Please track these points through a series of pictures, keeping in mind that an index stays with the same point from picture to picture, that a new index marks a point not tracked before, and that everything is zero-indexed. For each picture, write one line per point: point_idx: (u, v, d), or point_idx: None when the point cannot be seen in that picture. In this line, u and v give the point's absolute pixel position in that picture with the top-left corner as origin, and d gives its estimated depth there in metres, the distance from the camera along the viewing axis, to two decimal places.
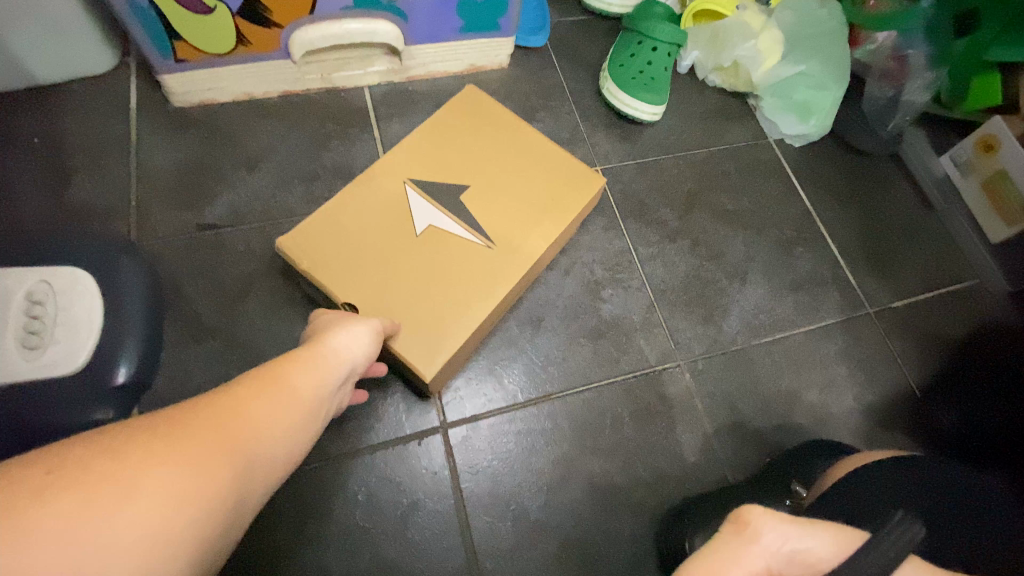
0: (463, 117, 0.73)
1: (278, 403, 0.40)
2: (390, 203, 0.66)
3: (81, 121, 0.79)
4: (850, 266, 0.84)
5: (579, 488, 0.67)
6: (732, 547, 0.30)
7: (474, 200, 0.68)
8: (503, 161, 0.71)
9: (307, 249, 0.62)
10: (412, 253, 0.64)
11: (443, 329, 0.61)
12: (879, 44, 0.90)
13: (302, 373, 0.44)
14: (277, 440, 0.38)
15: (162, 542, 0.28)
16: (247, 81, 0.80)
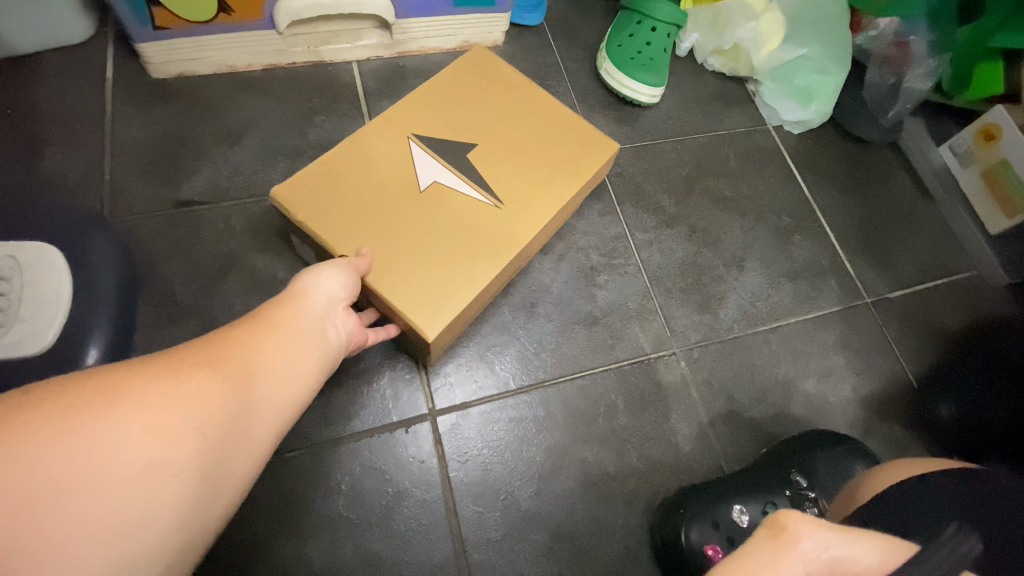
0: (472, 76, 0.71)
1: (274, 335, 0.43)
2: (393, 157, 0.63)
3: (53, 90, 0.75)
4: (848, 255, 0.83)
5: (572, 478, 0.65)
6: (767, 553, 0.29)
7: (482, 161, 0.65)
8: (514, 123, 0.69)
9: (305, 200, 0.59)
10: (416, 209, 0.61)
11: (446, 289, 0.58)
12: (880, 31, 0.88)
13: (299, 308, 0.46)
14: (276, 368, 0.41)
15: (159, 439, 0.31)
16: (230, 52, 0.76)
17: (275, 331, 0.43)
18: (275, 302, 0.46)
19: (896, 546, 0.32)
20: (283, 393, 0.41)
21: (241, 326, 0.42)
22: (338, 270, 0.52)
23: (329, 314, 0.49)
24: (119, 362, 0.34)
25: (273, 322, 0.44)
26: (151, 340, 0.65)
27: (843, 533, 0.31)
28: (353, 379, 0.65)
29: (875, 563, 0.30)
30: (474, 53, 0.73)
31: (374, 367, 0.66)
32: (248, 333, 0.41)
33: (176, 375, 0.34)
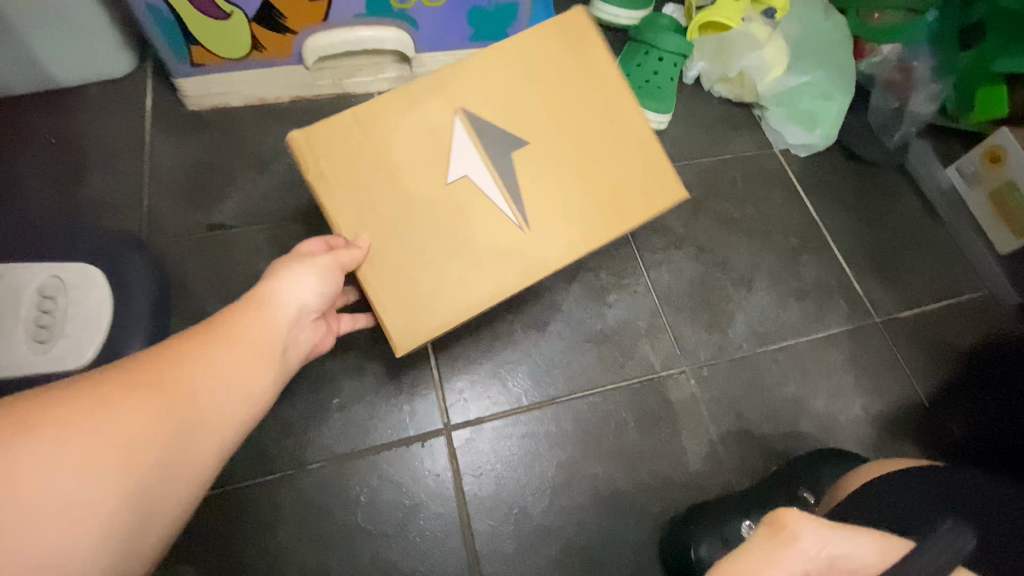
0: (550, 49, 0.57)
1: (230, 348, 0.41)
2: (431, 131, 0.54)
3: (96, 122, 0.81)
4: (856, 274, 0.84)
5: (583, 493, 0.66)
6: (769, 548, 0.31)
7: (529, 169, 0.55)
8: (581, 125, 0.57)
9: (323, 151, 0.52)
10: (437, 210, 0.53)
11: (432, 309, 0.52)
12: (884, 57, 0.91)
13: (262, 316, 0.45)
14: (231, 384, 0.40)
15: (92, 472, 0.31)
16: (260, 85, 0.81)
17: (234, 343, 0.42)
18: (237, 307, 0.45)
19: (890, 541, 0.34)
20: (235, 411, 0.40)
21: (195, 335, 0.41)
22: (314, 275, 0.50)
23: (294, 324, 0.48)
24: (51, 388, 0.32)
25: (231, 333, 0.42)
26: None
27: (841, 530, 0.33)
28: (372, 394, 0.68)
29: (871, 559, 0.33)
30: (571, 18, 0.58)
31: (392, 383, 0.68)
32: (204, 346, 0.40)
33: (113, 402, 0.33)
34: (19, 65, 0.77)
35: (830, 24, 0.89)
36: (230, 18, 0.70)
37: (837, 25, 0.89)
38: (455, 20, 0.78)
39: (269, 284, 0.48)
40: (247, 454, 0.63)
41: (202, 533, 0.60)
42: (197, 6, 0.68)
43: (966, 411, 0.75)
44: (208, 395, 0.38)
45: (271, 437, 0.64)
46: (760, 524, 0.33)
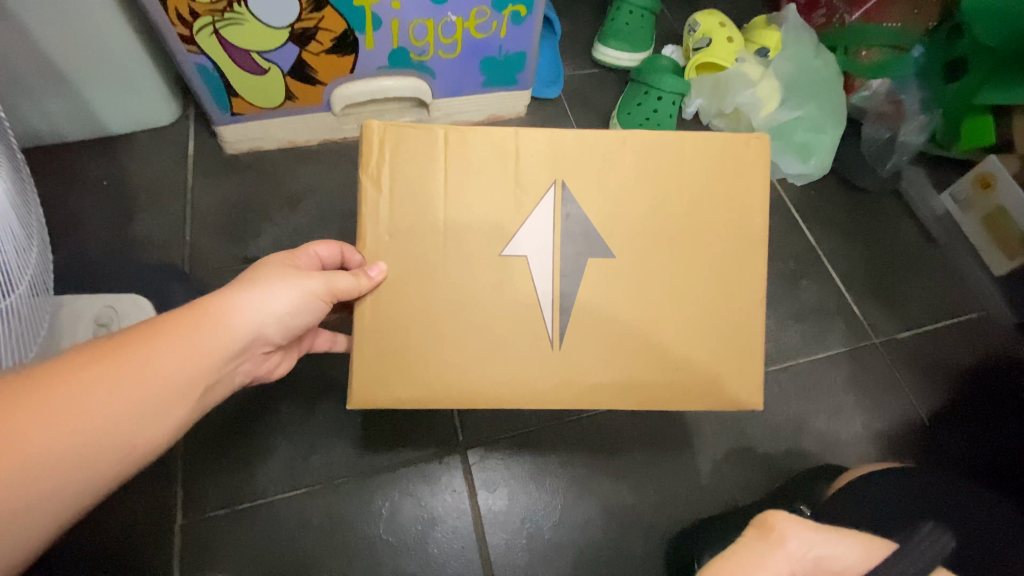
0: (694, 160, 0.51)
1: (128, 388, 0.37)
2: (517, 192, 0.50)
3: (144, 165, 0.89)
4: (854, 297, 0.87)
5: (592, 509, 0.69)
6: (759, 549, 0.34)
7: (604, 290, 0.51)
8: (683, 250, 0.51)
9: (405, 203, 0.49)
10: (483, 295, 0.50)
11: (403, 384, 0.49)
12: (874, 91, 0.95)
13: (188, 345, 0.41)
14: (113, 433, 0.37)
15: None
16: (292, 130, 0.89)
17: (136, 381, 0.38)
18: (163, 327, 0.41)
19: (874, 543, 0.37)
20: (106, 465, 0.37)
21: (93, 363, 0.37)
22: (277, 302, 0.47)
23: (234, 355, 0.44)
24: None
25: (138, 367, 0.38)
26: None
27: (829, 533, 0.36)
28: (393, 415, 0.72)
29: (855, 560, 0.36)
30: (744, 145, 0.52)
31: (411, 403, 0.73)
32: (94, 385, 0.36)
33: None
34: (79, 116, 0.86)
35: (822, 63, 0.95)
36: (267, 73, 0.78)
37: (829, 62, 0.95)
38: (469, 69, 0.85)
39: (220, 302, 0.44)
40: (278, 470, 0.68)
41: (237, 544, 0.65)
42: (239, 64, 0.76)
43: (967, 431, 0.77)
44: (75, 447, 0.35)
45: (300, 454, 0.69)
46: (750, 526, 0.36)
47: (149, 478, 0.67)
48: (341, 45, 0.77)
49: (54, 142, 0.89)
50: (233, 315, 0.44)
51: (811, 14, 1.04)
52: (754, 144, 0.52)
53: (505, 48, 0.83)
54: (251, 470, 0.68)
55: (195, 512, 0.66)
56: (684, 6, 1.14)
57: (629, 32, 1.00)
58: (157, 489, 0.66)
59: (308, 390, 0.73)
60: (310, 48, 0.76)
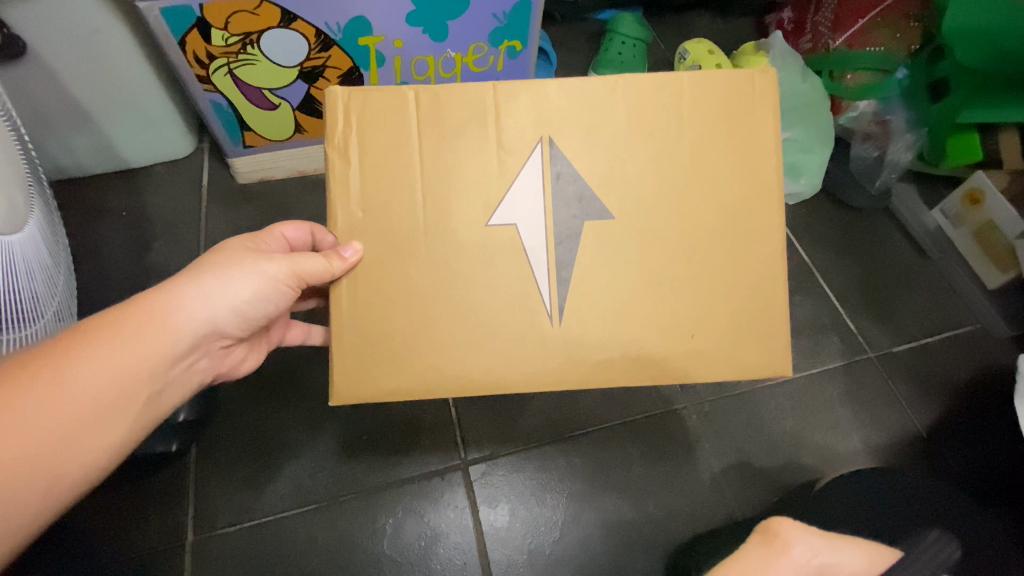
0: (692, 105, 0.51)
1: (58, 409, 0.39)
2: (499, 152, 0.50)
3: (161, 196, 0.94)
4: (849, 311, 0.89)
5: (592, 525, 0.70)
6: (763, 556, 0.36)
7: (612, 250, 0.50)
8: (689, 204, 0.51)
9: (384, 166, 0.49)
10: (474, 265, 0.50)
11: (393, 373, 0.49)
12: (860, 112, 0.98)
13: (125, 357, 0.42)
14: (49, 455, 0.38)
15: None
16: (301, 160, 0.93)
17: (66, 402, 0.39)
18: (97, 341, 0.41)
19: (879, 551, 0.38)
20: (45, 486, 0.38)
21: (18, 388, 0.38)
22: (233, 292, 0.47)
23: (182, 354, 0.45)
24: None
25: (66, 386, 0.39)
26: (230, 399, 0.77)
27: (832, 540, 0.37)
28: (397, 433, 0.74)
29: (861, 567, 0.37)
30: (745, 82, 0.51)
31: (414, 422, 0.75)
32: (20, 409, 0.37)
33: None
34: (101, 152, 0.91)
35: (807, 85, 0.97)
36: (277, 108, 0.83)
37: (814, 85, 0.97)
38: None
39: (167, 301, 0.45)
40: (286, 487, 0.70)
41: (247, 561, 0.67)
42: (252, 101, 0.81)
43: None
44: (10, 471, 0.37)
45: (307, 472, 0.71)
46: (754, 533, 0.38)
47: (164, 497, 0.69)
48: (347, 81, 0.82)
49: (77, 176, 0.94)
50: (180, 314, 0.45)
51: (798, 39, 1.08)
52: (758, 80, 0.51)
53: (503, 80, 0.88)
54: (261, 488, 0.70)
55: (206, 529, 0.68)
56: (675, 35, 1.19)
57: (622, 61, 1.04)
58: (171, 508, 0.69)
59: (316, 409, 0.75)
60: (318, 85, 0.81)
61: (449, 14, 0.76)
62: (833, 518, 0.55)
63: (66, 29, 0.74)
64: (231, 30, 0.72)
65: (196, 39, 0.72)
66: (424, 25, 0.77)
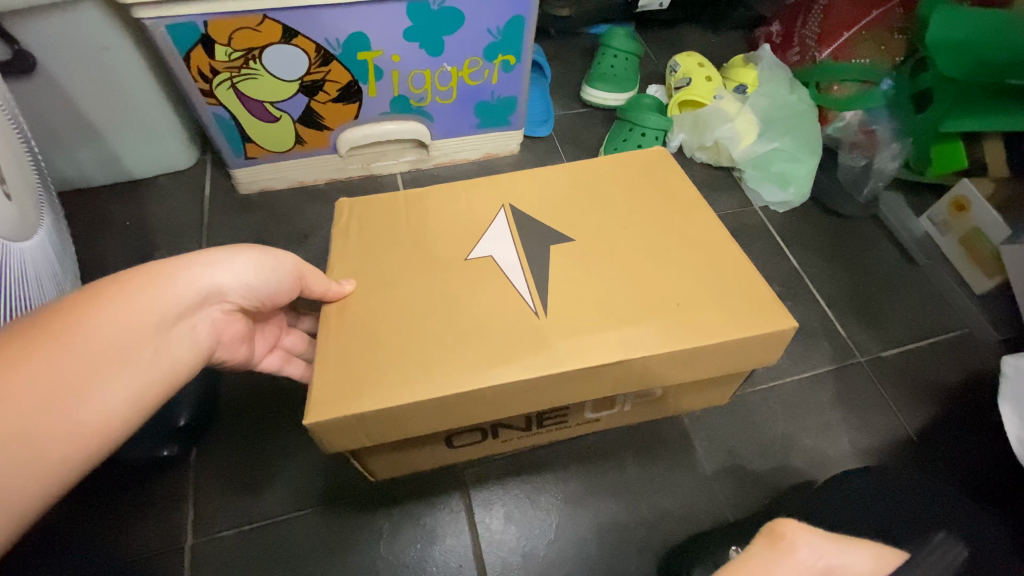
0: (620, 176, 0.66)
1: (62, 355, 0.35)
2: (474, 213, 0.62)
3: (164, 207, 0.96)
4: (837, 316, 0.91)
5: (587, 528, 0.71)
6: (770, 559, 0.33)
7: (581, 268, 0.57)
8: (638, 233, 0.61)
9: (376, 229, 0.61)
10: (454, 286, 0.56)
11: (372, 389, 0.49)
12: (847, 122, 1.00)
13: (130, 307, 0.40)
14: (60, 403, 0.34)
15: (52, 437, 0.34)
16: (300, 171, 0.95)
17: (69, 348, 0.36)
18: (110, 287, 0.40)
19: (885, 553, 0.35)
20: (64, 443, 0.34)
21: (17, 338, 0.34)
22: (241, 263, 0.48)
23: (185, 311, 0.44)
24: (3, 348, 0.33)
25: (68, 334, 0.36)
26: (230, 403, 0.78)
27: (839, 540, 0.35)
28: None
29: (867, 568, 0.34)
30: (652, 158, 0.68)
31: None
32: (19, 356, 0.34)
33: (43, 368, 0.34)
34: (106, 164, 0.94)
35: (795, 97, 1.01)
36: (278, 121, 0.85)
37: (802, 97, 1.01)
38: (464, 112, 0.92)
39: (171, 262, 0.44)
40: (284, 490, 0.72)
41: (245, 564, 0.67)
42: (253, 113, 0.83)
43: (954, 447, 0.79)
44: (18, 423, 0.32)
45: (304, 477, 0.73)
46: (758, 534, 0.35)
47: (164, 501, 0.70)
48: (346, 94, 0.84)
49: (83, 188, 0.96)
50: (186, 273, 0.44)
51: (787, 51, 1.11)
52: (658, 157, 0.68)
53: (498, 92, 0.90)
54: (259, 492, 0.71)
55: (205, 533, 0.69)
56: (667, 49, 1.23)
57: (615, 75, 1.07)
58: (170, 513, 0.70)
59: None
60: (318, 98, 0.83)
61: (445, 30, 0.79)
62: (834, 518, 0.53)
63: (74, 46, 0.77)
64: (234, 46, 0.74)
65: (201, 55, 0.75)
66: (421, 41, 0.79)
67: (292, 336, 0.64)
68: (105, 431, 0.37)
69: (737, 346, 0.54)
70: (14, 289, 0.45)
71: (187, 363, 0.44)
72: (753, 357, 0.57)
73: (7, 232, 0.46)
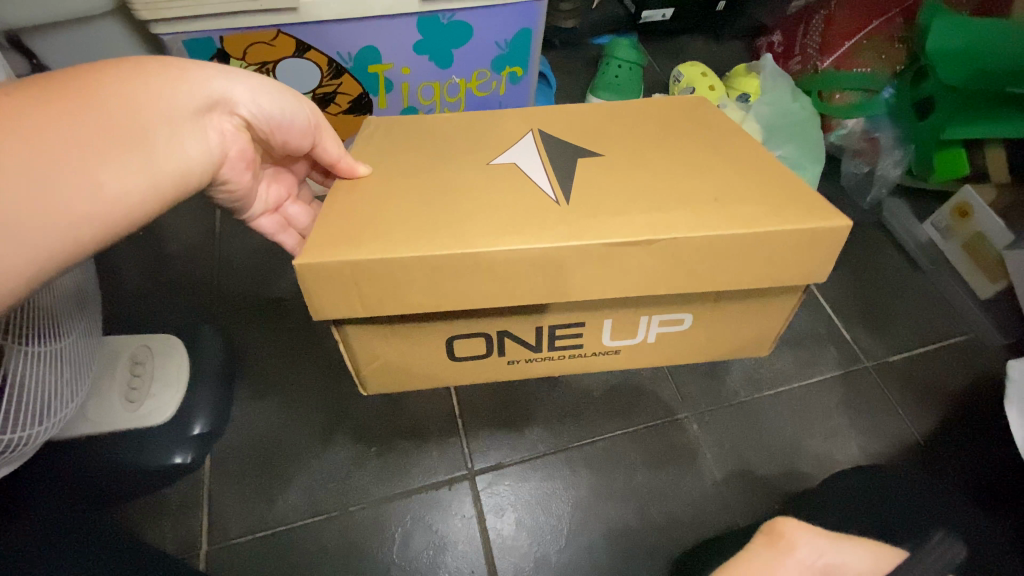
0: (645, 117, 0.66)
1: (79, 114, 0.35)
2: (508, 131, 0.64)
3: (178, 217, 0.97)
4: (843, 321, 0.91)
5: (598, 534, 0.72)
6: (768, 557, 0.35)
7: (601, 173, 0.58)
8: (667, 151, 0.61)
9: (408, 142, 0.63)
10: (482, 185, 0.57)
11: (373, 243, 0.51)
12: (850, 129, 1.01)
13: (146, 88, 0.40)
14: (89, 160, 0.35)
15: (75, 192, 0.34)
16: None
17: (87, 112, 0.36)
18: (139, 68, 0.40)
19: (886, 550, 0.37)
20: (77, 208, 0.35)
21: (38, 90, 0.35)
22: (253, 83, 0.49)
23: (200, 114, 0.44)
24: (34, 97, 0.34)
25: (87, 99, 0.36)
26: (244, 412, 0.78)
27: (840, 540, 0.37)
28: (407, 447, 0.76)
29: (866, 567, 0.36)
30: (681, 109, 0.68)
31: (420, 435, 0.77)
32: (41, 107, 0.34)
33: (65, 122, 0.35)
34: None
35: (799, 105, 1.01)
36: None
37: (805, 106, 1.01)
38: None
39: (194, 63, 0.45)
40: (297, 496, 0.72)
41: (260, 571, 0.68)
42: None
43: (960, 449, 0.79)
44: (35, 170, 0.33)
45: (316, 483, 0.73)
46: (759, 534, 0.37)
47: (179, 506, 0.71)
48: (358, 107, 0.86)
49: None
50: (198, 76, 0.44)
51: (788, 61, 1.12)
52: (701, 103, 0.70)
53: (504, 103, 0.91)
54: (273, 498, 0.72)
55: (219, 539, 0.69)
56: (671, 59, 1.25)
57: (619, 84, 1.08)
58: (183, 519, 0.70)
59: (326, 420, 0.78)
60: (329, 110, 0.85)
61: (454, 43, 0.80)
62: (843, 517, 0.53)
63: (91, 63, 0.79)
64: (249, 59, 0.76)
65: None
66: (430, 54, 0.81)
67: (298, 208, 0.65)
68: (113, 211, 0.37)
69: (767, 245, 0.54)
70: None
71: (192, 166, 0.43)
72: (785, 269, 0.57)
73: None
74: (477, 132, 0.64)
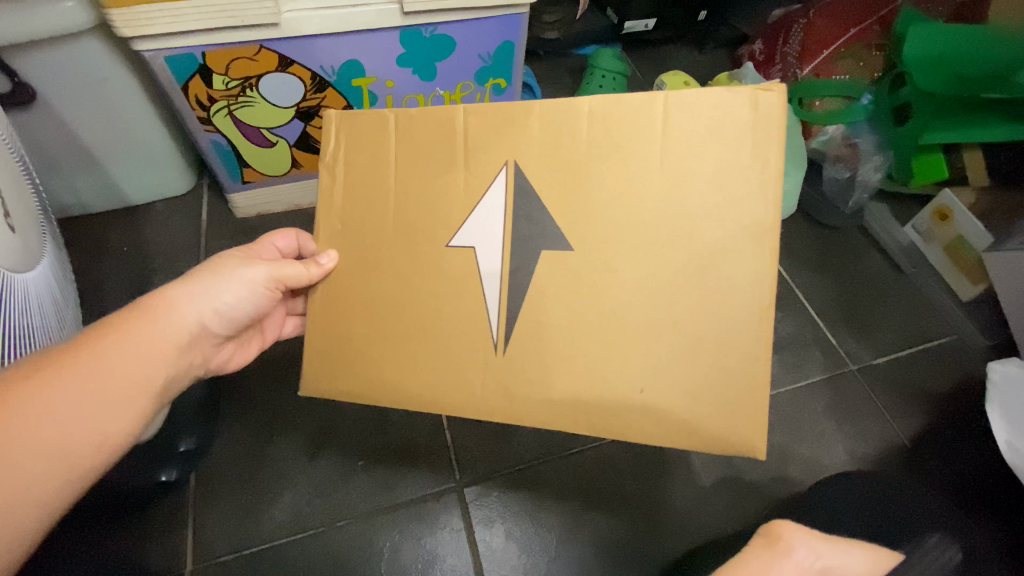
0: (652, 130, 0.46)
1: (73, 386, 0.39)
2: (467, 180, 0.49)
3: (162, 232, 0.98)
4: (829, 325, 0.92)
5: (587, 542, 0.72)
6: (764, 559, 0.35)
7: (586, 289, 0.47)
8: (676, 224, 0.46)
9: (355, 217, 0.52)
10: (446, 304, 0.50)
11: (347, 376, 0.52)
12: (831, 136, 1.00)
13: (136, 340, 0.44)
14: (82, 425, 0.39)
15: (68, 456, 0.38)
16: (296, 195, 1.00)
17: (83, 379, 0.40)
18: (126, 319, 0.44)
19: (880, 553, 0.37)
20: (78, 456, 0.39)
21: (41, 368, 0.39)
22: (213, 287, 0.49)
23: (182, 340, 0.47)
24: (39, 374, 0.38)
25: (87, 362, 0.41)
26: (228, 429, 0.78)
27: (836, 543, 0.36)
28: (394, 460, 0.76)
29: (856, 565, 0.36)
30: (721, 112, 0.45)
31: (409, 448, 0.77)
32: (40, 388, 0.38)
33: (60, 397, 0.38)
34: (105, 193, 0.96)
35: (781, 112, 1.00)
36: (274, 146, 0.88)
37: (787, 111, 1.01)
38: None
39: (167, 293, 0.48)
40: (284, 513, 0.72)
41: None
42: (249, 139, 0.86)
43: (944, 451, 0.80)
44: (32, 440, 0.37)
45: (303, 499, 0.73)
46: (757, 535, 0.37)
47: (165, 526, 0.71)
48: None
49: (80, 215, 0.98)
50: (175, 307, 0.47)
51: (769, 68, 1.12)
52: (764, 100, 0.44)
53: None
54: (259, 515, 0.72)
55: (205, 558, 0.69)
56: (653, 68, 1.26)
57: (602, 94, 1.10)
58: (169, 538, 0.70)
59: (313, 435, 0.77)
60: (314, 123, 0.86)
61: (437, 56, 0.81)
62: (835, 521, 0.53)
63: (75, 80, 0.78)
64: (232, 75, 0.76)
65: (199, 83, 0.77)
66: (413, 67, 0.82)
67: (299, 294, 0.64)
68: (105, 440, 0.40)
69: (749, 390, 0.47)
70: (18, 321, 0.47)
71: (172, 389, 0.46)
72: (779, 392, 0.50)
73: (12, 263, 0.47)
74: (434, 192, 0.50)
